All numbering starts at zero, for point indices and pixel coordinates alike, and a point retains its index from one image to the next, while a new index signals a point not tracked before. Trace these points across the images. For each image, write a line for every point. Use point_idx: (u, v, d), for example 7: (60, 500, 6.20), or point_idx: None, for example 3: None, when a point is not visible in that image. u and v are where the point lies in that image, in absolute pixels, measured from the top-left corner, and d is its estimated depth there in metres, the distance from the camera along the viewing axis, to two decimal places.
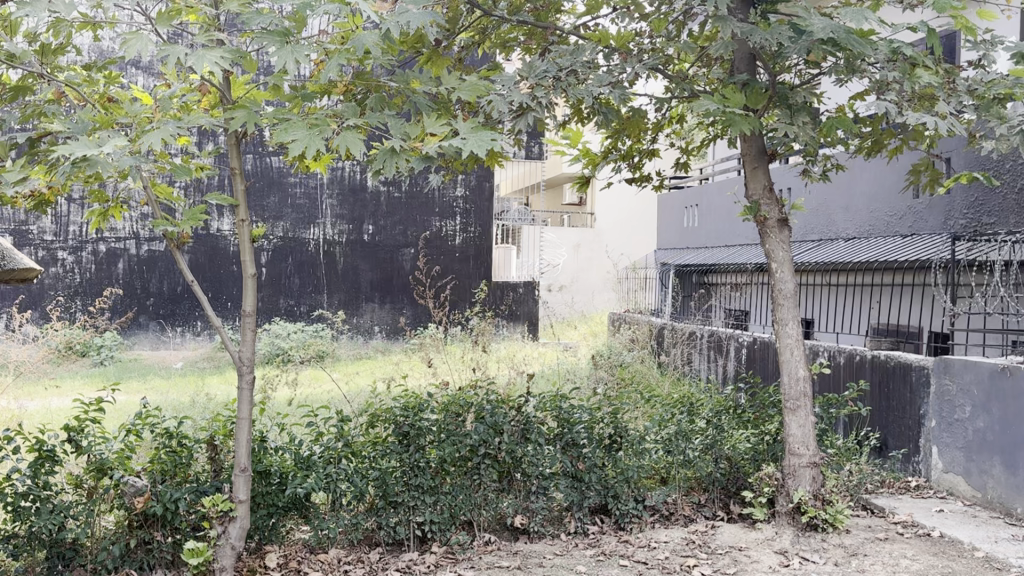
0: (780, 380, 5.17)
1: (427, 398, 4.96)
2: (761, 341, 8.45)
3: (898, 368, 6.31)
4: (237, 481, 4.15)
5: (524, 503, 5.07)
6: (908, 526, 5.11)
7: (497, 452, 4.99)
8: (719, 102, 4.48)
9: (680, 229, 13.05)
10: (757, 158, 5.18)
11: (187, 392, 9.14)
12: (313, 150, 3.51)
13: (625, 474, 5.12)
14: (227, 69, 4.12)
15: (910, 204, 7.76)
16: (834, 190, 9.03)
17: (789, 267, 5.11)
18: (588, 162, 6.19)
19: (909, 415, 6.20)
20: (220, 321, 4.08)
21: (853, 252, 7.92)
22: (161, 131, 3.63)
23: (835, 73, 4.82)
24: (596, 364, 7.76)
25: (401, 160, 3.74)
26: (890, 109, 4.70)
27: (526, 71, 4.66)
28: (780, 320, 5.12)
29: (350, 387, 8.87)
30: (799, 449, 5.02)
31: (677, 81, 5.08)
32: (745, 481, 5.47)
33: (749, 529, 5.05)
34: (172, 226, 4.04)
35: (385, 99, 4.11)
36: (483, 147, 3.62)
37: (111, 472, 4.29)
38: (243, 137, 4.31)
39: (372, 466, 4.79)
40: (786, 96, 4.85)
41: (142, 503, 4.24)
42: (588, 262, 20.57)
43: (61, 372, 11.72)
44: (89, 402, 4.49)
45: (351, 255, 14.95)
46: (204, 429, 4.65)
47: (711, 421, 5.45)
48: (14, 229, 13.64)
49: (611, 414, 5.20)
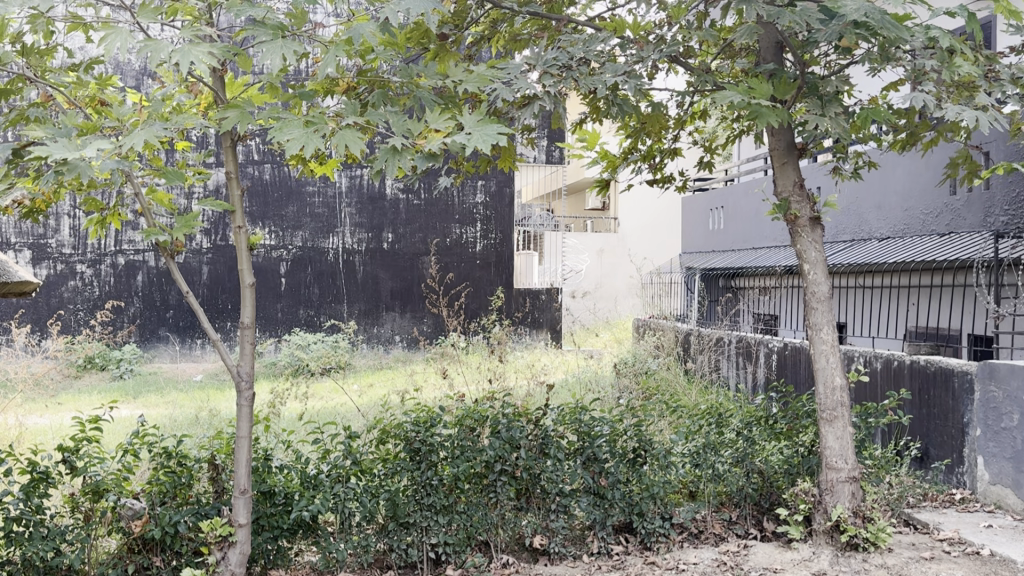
0: (815, 389, 4.84)
1: (440, 412, 4.71)
2: (793, 346, 8.11)
3: (939, 374, 5.94)
4: (237, 503, 3.87)
5: (544, 522, 4.81)
6: (955, 544, 4.77)
7: (515, 469, 4.72)
8: (744, 93, 4.19)
9: (705, 232, 12.71)
10: (786, 153, 4.87)
11: (195, 407, 8.95)
12: (309, 148, 3.29)
13: (650, 491, 4.84)
14: (222, 68, 3.91)
15: (947, 200, 7.39)
16: (866, 188, 8.68)
17: (823, 268, 4.79)
18: (608, 164, 5.90)
19: (952, 423, 5.83)
20: (217, 334, 3.85)
21: (888, 252, 7.57)
22: (144, 136, 3.43)
23: (868, 61, 4.54)
24: (619, 372, 7.48)
25: (403, 159, 3.51)
26: (929, 100, 4.37)
27: (534, 59, 4.46)
28: (813, 324, 4.81)
29: (363, 400, 8.69)
30: (837, 463, 4.69)
31: (698, 73, 4.81)
32: (779, 497, 5.16)
33: (784, 549, 4.74)
34: (164, 236, 3.80)
35: (388, 95, 3.98)
36: (490, 140, 3.39)
37: (107, 494, 4.15)
38: (240, 139, 4.09)
39: (383, 485, 4.56)
40: (816, 85, 4.56)
41: (140, 527, 4.00)
42: (611, 267, 20.31)
43: (77, 387, 11.65)
44: (86, 421, 4.36)
45: (370, 263, 14.77)
46: (205, 447, 4.47)
47: (742, 432, 5.13)
48: (33, 243, 13.73)
49: (634, 426, 4.92)
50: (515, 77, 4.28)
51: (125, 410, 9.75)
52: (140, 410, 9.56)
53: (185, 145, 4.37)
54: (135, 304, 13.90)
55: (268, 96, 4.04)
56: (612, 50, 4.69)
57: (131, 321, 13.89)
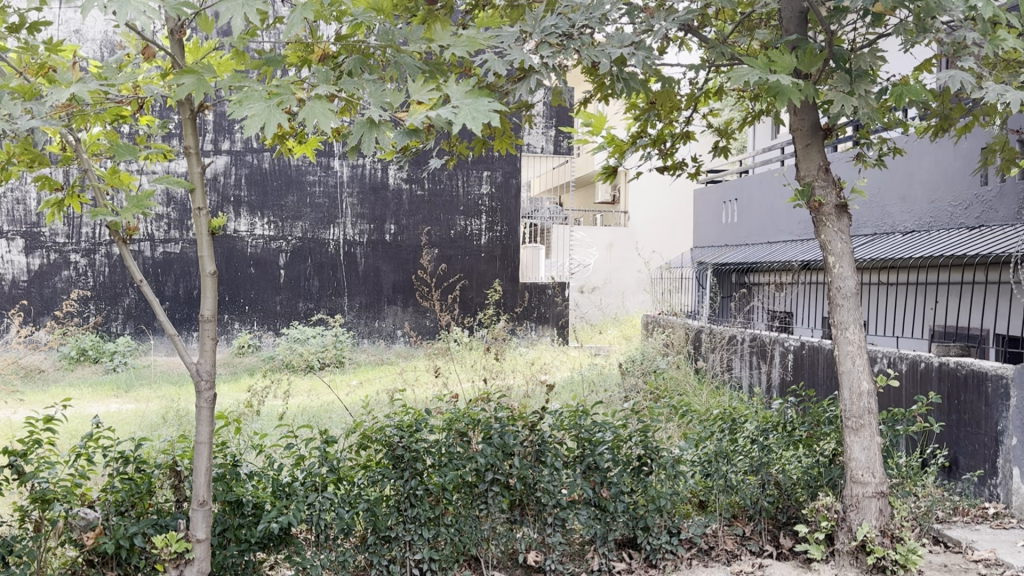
0: (840, 394, 4.40)
1: (426, 415, 4.32)
2: (811, 346, 7.67)
3: (971, 378, 5.48)
4: (195, 517, 3.43)
5: (539, 536, 4.40)
6: (991, 566, 4.32)
7: (508, 478, 4.32)
8: (765, 66, 3.75)
9: (718, 225, 12.23)
10: (811, 135, 4.40)
11: (176, 404, 8.61)
12: (273, 124, 2.83)
13: (656, 503, 4.42)
14: (180, 30, 3.45)
15: (978, 191, 6.93)
16: (890, 178, 8.20)
17: (850, 261, 4.35)
18: (615, 150, 5.43)
19: (985, 431, 5.36)
20: (174, 329, 3.35)
21: (912, 247, 7.14)
22: (73, 93, 3.09)
23: (902, 34, 4.10)
24: (625, 372, 7.08)
25: (381, 134, 3.01)
26: (967, 80, 3.92)
27: (531, 26, 4.07)
28: (838, 324, 4.37)
29: (352, 401, 8.34)
30: (864, 476, 4.26)
31: (714, 44, 4.38)
32: (798, 510, 4.73)
33: (804, 570, 4.33)
34: (114, 218, 3.23)
35: (367, 63, 3.57)
36: (481, 118, 2.91)
37: (55, 504, 3.79)
38: (204, 112, 3.61)
39: (361, 495, 4.17)
40: (845, 59, 4.11)
41: (91, 540, 3.72)
42: (621, 261, 19.98)
43: (70, 379, 11.41)
44: (38, 422, 3.98)
45: (372, 255, 14.39)
46: (167, 451, 4.09)
47: (757, 440, 4.71)
48: (27, 231, 13.48)
49: (640, 432, 4.48)
50: (508, 46, 3.89)
51: (114, 404, 9.51)
52: (129, 405, 9.31)
53: (147, 120, 4.03)
54: (129, 295, 13.55)
55: (235, 63, 3.67)
56: (619, 18, 4.32)
57: (126, 312, 13.55)
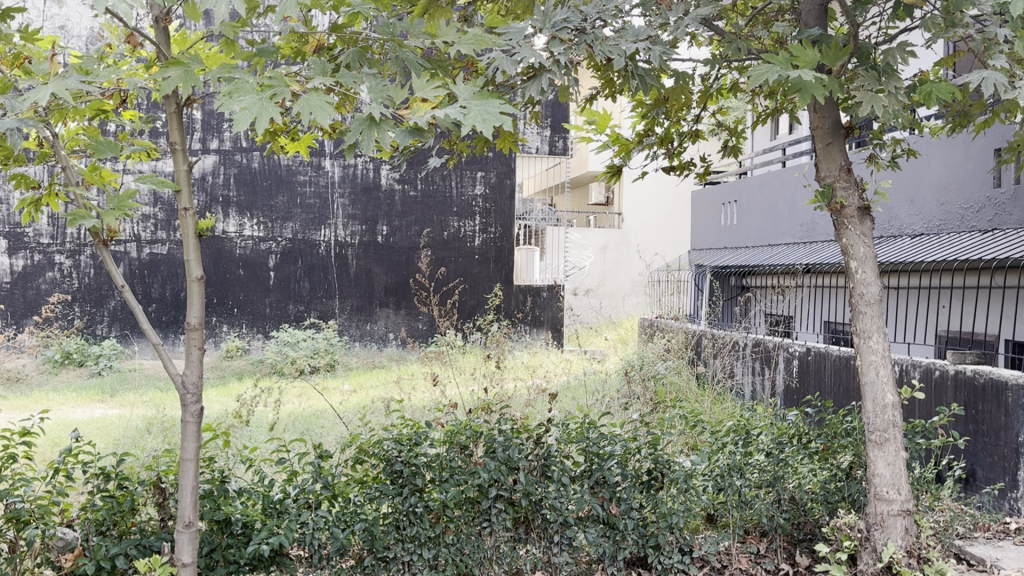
0: (862, 406, 4.19)
1: (426, 428, 4.09)
2: (816, 352, 7.48)
3: (990, 387, 5.29)
4: (180, 541, 3.13)
5: (545, 556, 4.17)
6: None
7: (512, 495, 4.09)
8: (789, 61, 3.53)
9: (716, 227, 12.06)
10: (831, 134, 4.19)
11: (163, 412, 8.34)
12: (265, 120, 2.57)
13: (667, 521, 4.19)
14: (166, 18, 3.18)
15: (990, 194, 6.77)
16: (898, 180, 8.03)
17: (872, 267, 4.14)
18: (621, 149, 5.20)
19: (1004, 442, 5.17)
20: (157, 338, 3.09)
21: (922, 251, 6.96)
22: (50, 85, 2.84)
23: (929, 31, 3.90)
24: (627, 379, 6.87)
25: (383, 134, 2.75)
26: (999, 82, 3.69)
27: (541, 21, 3.83)
28: (861, 332, 4.16)
29: (344, 409, 8.08)
30: (889, 494, 4.08)
31: (731, 39, 4.16)
32: (814, 526, 4.54)
33: None
34: (94, 220, 2.96)
35: (366, 55, 3.33)
36: (493, 120, 2.67)
37: (29, 525, 3.53)
38: (191, 105, 3.35)
39: (358, 513, 3.94)
40: (868, 57, 3.89)
41: (70, 562, 3.51)
42: (615, 263, 19.79)
43: (54, 384, 11.10)
44: (13, 436, 3.72)
45: (364, 257, 14.15)
46: (151, 466, 3.85)
47: (772, 453, 4.50)
48: (10, 232, 13.15)
49: (650, 445, 4.24)
50: (517, 44, 3.69)
51: (99, 411, 9.23)
52: (115, 411, 9.04)
53: (131, 114, 3.75)
54: (114, 298, 13.25)
55: (225, 55, 3.41)
56: (631, 11, 4.09)
57: (111, 315, 13.27)
